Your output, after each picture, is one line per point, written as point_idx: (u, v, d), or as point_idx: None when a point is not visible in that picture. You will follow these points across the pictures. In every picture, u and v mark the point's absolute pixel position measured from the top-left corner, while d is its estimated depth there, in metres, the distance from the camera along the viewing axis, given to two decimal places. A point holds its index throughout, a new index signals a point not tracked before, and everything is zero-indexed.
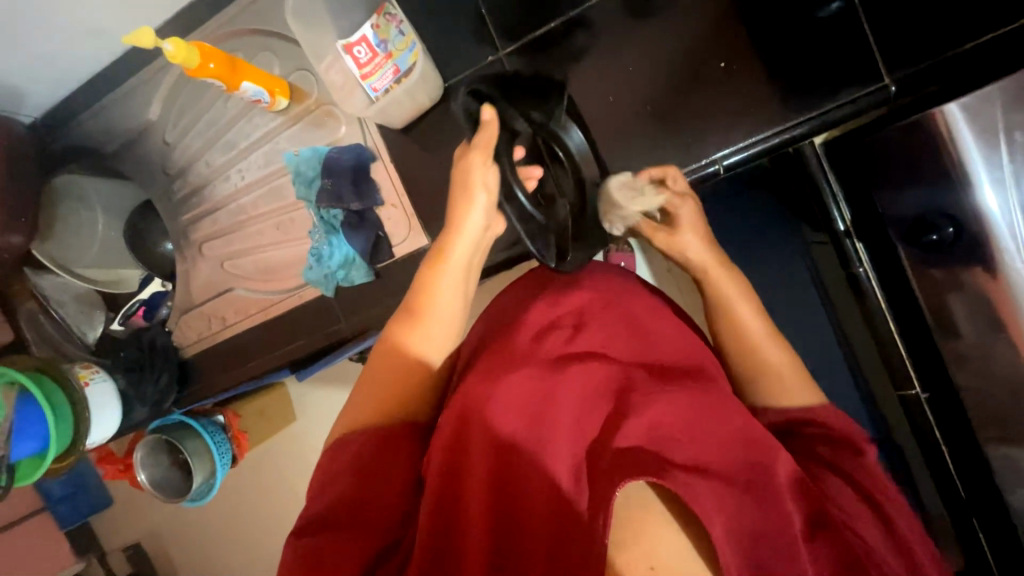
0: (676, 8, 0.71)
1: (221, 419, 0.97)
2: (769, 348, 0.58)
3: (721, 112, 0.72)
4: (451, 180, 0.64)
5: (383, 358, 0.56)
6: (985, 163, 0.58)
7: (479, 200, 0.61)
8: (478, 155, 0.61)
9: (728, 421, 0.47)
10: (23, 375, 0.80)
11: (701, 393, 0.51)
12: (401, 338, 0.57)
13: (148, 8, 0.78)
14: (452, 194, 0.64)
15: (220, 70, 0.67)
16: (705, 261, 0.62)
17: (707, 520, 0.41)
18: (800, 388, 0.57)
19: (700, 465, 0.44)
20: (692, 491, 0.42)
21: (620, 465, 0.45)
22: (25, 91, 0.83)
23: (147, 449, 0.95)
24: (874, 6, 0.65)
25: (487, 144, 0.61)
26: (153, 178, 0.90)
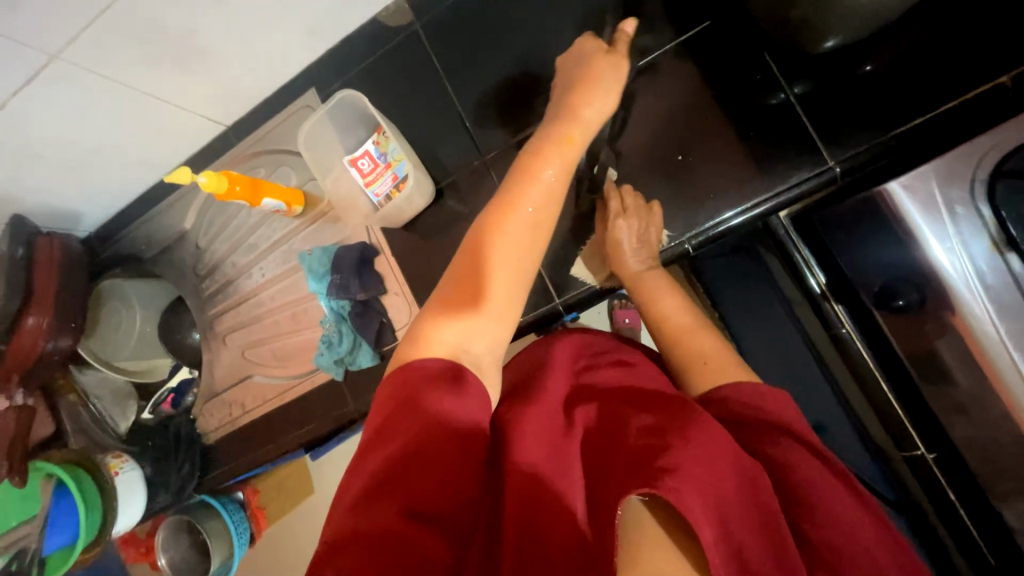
0: (641, 108, 0.80)
1: (240, 496, 1.02)
2: (701, 340, 0.63)
3: (688, 193, 0.78)
4: (575, 75, 0.65)
5: (437, 313, 0.51)
6: (933, 231, 0.61)
7: (604, 94, 0.63)
8: (610, 61, 0.64)
9: (722, 436, 0.45)
10: (62, 468, 0.87)
11: (693, 414, 0.47)
12: (460, 298, 0.52)
13: (189, 139, 0.91)
14: (570, 87, 0.64)
15: (245, 191, 0.78)
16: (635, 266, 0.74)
17: (697, 525, 0.37)
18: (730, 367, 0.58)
19: (694, 470, 0.40)
20: (685, 499, 0.38)
21: (620, 474, 0.42)
22: (84, 212, 0.97)
23: (169, 531, 0.98)
24: (810, 100, 0.73)
25: (624, 52, 0.66)
26: (185, 278, 1.01)
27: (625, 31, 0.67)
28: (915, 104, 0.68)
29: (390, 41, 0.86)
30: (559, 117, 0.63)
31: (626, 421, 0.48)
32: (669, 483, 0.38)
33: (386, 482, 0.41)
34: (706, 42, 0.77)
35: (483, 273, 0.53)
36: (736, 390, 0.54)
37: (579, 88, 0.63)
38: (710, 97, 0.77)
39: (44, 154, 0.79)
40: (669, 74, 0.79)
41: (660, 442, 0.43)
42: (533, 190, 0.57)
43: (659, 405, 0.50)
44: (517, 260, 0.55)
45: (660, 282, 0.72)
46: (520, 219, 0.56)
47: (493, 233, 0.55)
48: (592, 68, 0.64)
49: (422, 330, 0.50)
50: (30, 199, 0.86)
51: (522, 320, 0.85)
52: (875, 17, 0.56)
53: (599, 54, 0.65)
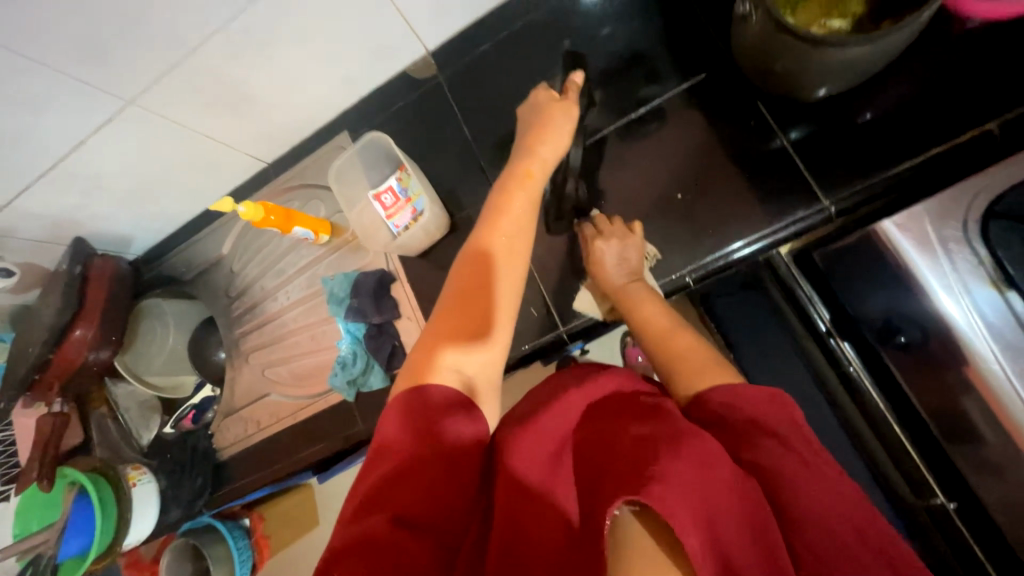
0: (643, 149, 0.86)
1: (246, 523, 1.09)
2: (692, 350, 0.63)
3: (692, 228, 0.81)
4: (531, 119, 0.75)
5: (428, 344, 0.55)
6: (931, 269, 0.62)
7: (563, 130, 0.72)
8: (559, 103, 0.73)
9: (714, 449, 0.44)
10: (85, 475, 0.92)
11: (691, 431, 0.46)
12: (450, 328, 0.55)
13: (234, 174, 1.01)
14: (531, 127, 0.73)
15: (278, 220, 0.85)
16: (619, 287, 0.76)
17: (682, 534, 0.36)
18: (718, 371, 0.58)
19: (682, 478, 0.39)
20: (671, 506, 0.37)
21: (610, 482, 0.41)
22: (134, 238, 1.07)
23: (173, 554, 1.02)
24: (805, 146, 0.76)
25: (575, 95, 0.75)
26: (217, 299, 1.08)
27: (575, 81, 0.77)
28: (906, 149, 0.71)
29: (417, 90, 0.95)
30: (520, 155, 0.71)
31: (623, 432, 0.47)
32: (654, 489, 0.38)
33: (379, 495, 0.44)
34: (705, 91, 0.83)
35: (468, 296, 0.58)
36: (728, 391, 0.54)
37: (536, 129, 0.72)
38: (709, 141, 0.82)
39: (109, 185, 0.89)
40: (668, 122, 0.85)
41: (653, 449, 0.42)
42: (503, 219, 0.64)
43: (658, 419, 0.49)
44: (506, 279, 0.60)
45: (643, 289, 0.75)
46: (498, 245, 0.62)
47: (472, 262, 0.61)
48: (547, 114, 0.73)
49: (418, 358, 0.54)
50: (91, 224, 0.96)
51: (529, 347, 0.88)
52: (858, 67, 0.61)
53: (551, 102, 0.74)
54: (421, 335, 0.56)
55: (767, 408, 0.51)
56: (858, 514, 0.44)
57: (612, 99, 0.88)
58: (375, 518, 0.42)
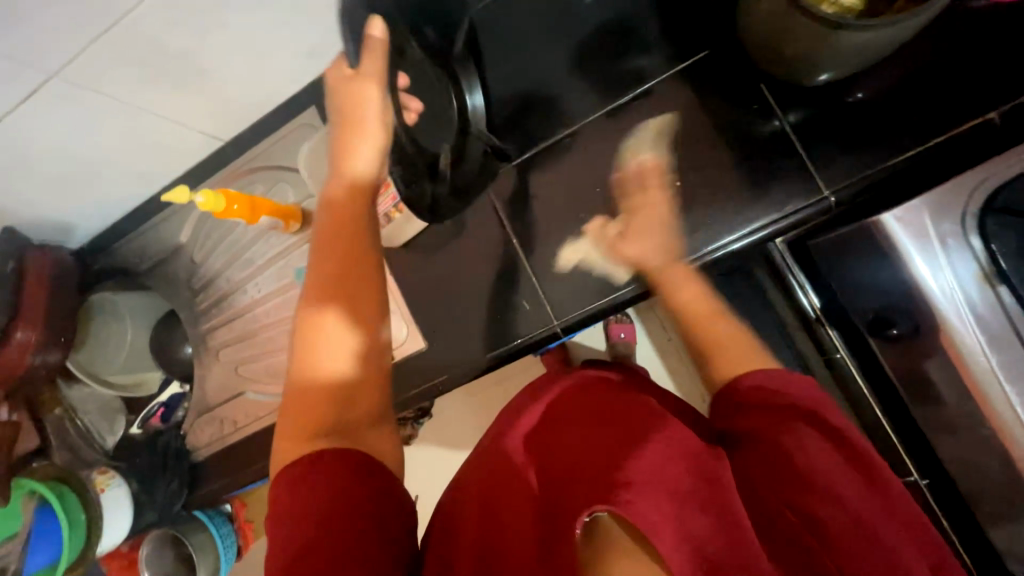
0: (637, 129, 0.81)
1: (227, 510, 1.11)
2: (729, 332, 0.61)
3: (691, 213, 0.77)
4: (337, 115, 0.64)
5: (297, 394, 0.50)
6: (927, 264, 0.62)
7: (372, 129, 0.62)
8: (370, 83, 0.63)
9: (665, 441, 0.47)
10: (45, 486, 0.87)
11: (643, 428, 0.49)
12: (309, 371, 0.51)
13: (186, 154, 0.90)
14: (342, 127, 0.63)
15: (242, 209, 0.77)
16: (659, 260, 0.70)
17: (654, 533, 0.38)
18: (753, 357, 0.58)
19: (642, 479, 0.42)
20: (638, 509, 0.40)
21: (578, 495, 0.44)
22: (75, 225, 0.95)
23: (153, 544, 0.98)
24: (806, 131, 0.73)
25: (376, 67, 0.63)
26: (177, 292, 0.99)
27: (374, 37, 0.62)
28: (909, 135, 0.69)
29: None
30: (340, 162, 0.62)
31: (581, 443, 0.50)
32: (625, 496, 0.41)
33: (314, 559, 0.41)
34: (702, 68, 0.78)
35: (324, 326, 0.52)
36: (775, 378, 0.54)
37: (346, 132, 0.63)
38: (706, 122, 0.78)
39: (37, 170, 0.78)
40: (664, 101, 0.79)
41: (616, 457, 0.45)
42: (360, 228, 0.58)
43: (610, 421, 0.51)
44: (355, 296, 0.54)
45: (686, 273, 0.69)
46: (347, 258, 0.55)
47: (327, 283, 0.54)
48: (356, 106, 0.62)
49: (289, 418, 0.50)
50: (21, 212, 0.85)
51: (519, 343, 0.82)
52: (869, 52, 0.57)
53: (348, 84, 0.63)
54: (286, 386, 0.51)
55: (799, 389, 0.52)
56: (836, 462, 0.47)
57: (604, 75, 0.82)
58: None
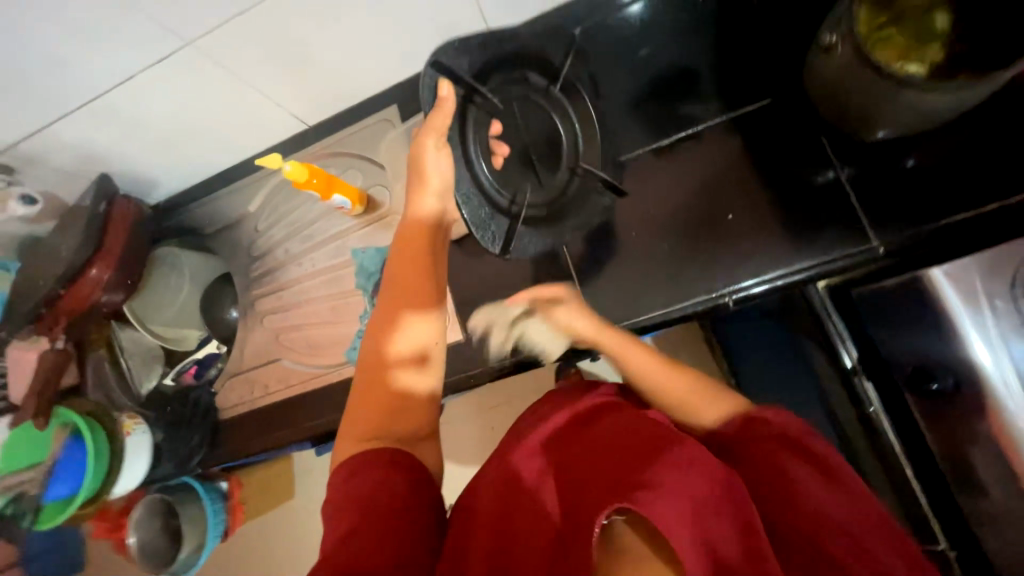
0: (694, 164, 0.85)
1: (224, 487, 1.15)
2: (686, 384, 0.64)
3: (737, 249, 0.80)
4: (408, 163, 0.72)
5: (367, 394, 0.57)
6: (974, 323, 0.63)
7: (436, 180, 0.70)
8: (432, 137, 0.71)
9: (691, 448, 0.47)
10: (81, 417, 0.91)
11: (669, 434, 0.50)
12: (382, 373, 0.58)
13: (272, 133, 0.99)
14: (408, 176, 0.71)
15: (319, 184, 0.83)
16: (588, 333, 0.74)
17: (672, 535, 0.40)
18: (714, 404, 0.60)
19: (664, 481, 0.43)
20: (658, 509, 0.41)
21: (599, 492, 0.45)
22: (159, 182, 1.03)
23: (146, 509, 1.06)
24: (861, 184, 0.76)
25: (443, 121, 0.70)
26: (238, 257, 1.06)
27: (444, 96, 0.70)
28: (962, 201, 0.71)
29: None
30: (410, 202, 0.70)
31: (606, 444, 0.51)
32: (642, 496, 0.42)
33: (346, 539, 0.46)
34: (760, 117, 0.83)
35: (397, 328, 0.60)
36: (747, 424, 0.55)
37: (416, 179, 0.70)
38: (762, 165, 0.82)
39: (146, 126, 0.86)
40: (722, 141, 0.84)
41: (637, 459, 0.46)
42: (423, 259, 0.64)
43: (637, 425, 0.53)
44: (419, 303, 0.62)
45: (622, 335, 0.73)
46: (411, 278, 0.63)
47: (396, 294, 0.62)
48: (422, 158, 0.70)
49: (359, 414, 0.56)
50: (121, 161, 0.93)
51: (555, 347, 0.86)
52: (932, 115, 0.61)
53: (427, 134, 0.70)
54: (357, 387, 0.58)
55: (775, 416, 0.53)
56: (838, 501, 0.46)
57: (667, 111, 0.88)
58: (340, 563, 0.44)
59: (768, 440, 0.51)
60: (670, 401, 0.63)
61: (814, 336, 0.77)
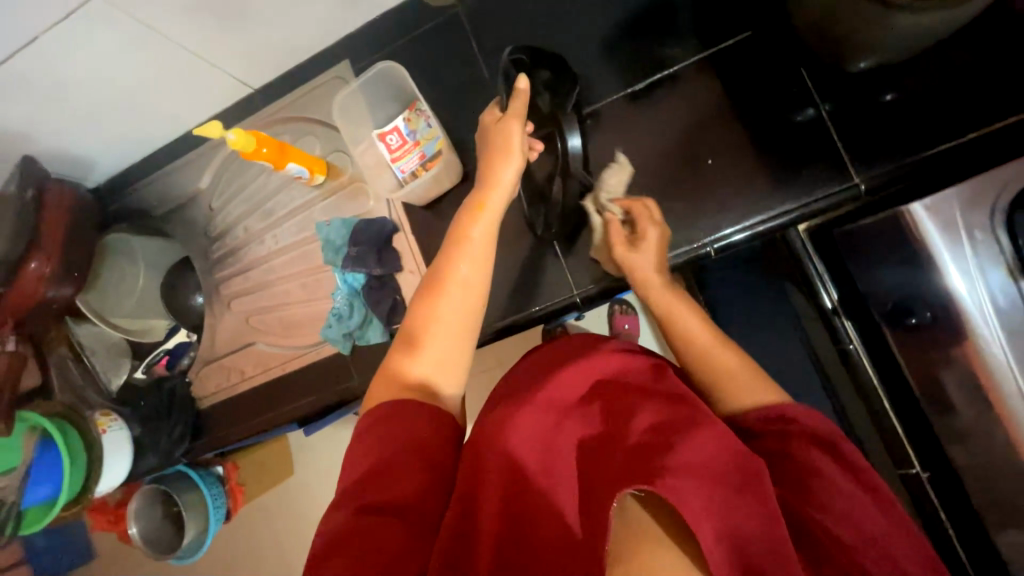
0: (671, 108, 0.81)
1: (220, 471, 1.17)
2: (715, 352, 0.60)
3: (717, 196, 0.78)
4: (486, 142, 0.69)
5: (387, 381, 0.55)
6: (952, 257, 0.63)
7: (513, 159, 0.66)
8: (514, 122, 0.67)
9: (722, 434, 0.46)
10: (48, 420, 0.86)
11: (701, 416, 0.49)
12: (403, 361, 0.56)
13: (215, 98, 0.90)
14: (486, 153, 0.69)
15: (271, 153, 0.76)
16: (649, 281, 0.69)
17: (695, 523, 0.39)
18: (750, 383, 0.56)
19: (693, 466, 0.42)
20: (682, 496, 0.40)
21: (623, 468, 0.44)
22: (96, 161, 0.95)
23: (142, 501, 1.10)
24: (842, 119, 0.73)
25: (520, 109, 0.68)
26: (195, 239, 0.99)
27: (520, 88, 0.69)
28: (944, 131, 0.69)
29: (429, 20, 0.86)
30: (479, 184, 0.67)
31: (631, 416, 0.50)
32: (669, 481, 0.40)
33: (363, 489, 0.45)
34: (738, 52, 0.78)
35: (429, 312, 0.58)
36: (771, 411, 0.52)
37: (491, 157, 0.67)
38: (740, 105, 0.78)
39: (64, 97, 0.77)
40: (700, 81, 0.79)
41: (666, 440, 0.45)
42: (465, 243, 0.62)
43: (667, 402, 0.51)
44: (462, 300, 0.59)
45: (675, 292, 0.68)
46: (447, 262, 0.61)
47: (426, 278, 0.61)
48: (494, 145, 0.68)
49: (382, 390, 0.54)
50: (45, 140, 0.84)
51: (537, 311, 0.85)
52: (918, 36, 0.57)
53: (491, 123, 0.70)
54: (381, 368, 0.57)
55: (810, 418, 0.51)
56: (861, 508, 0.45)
57: (641, 51, 0.82)
58: (363, 507, 0.44)
59: (792, 432, 0.50)
60: (691, 366, 0.61)
61: (795, 278, 0.78)
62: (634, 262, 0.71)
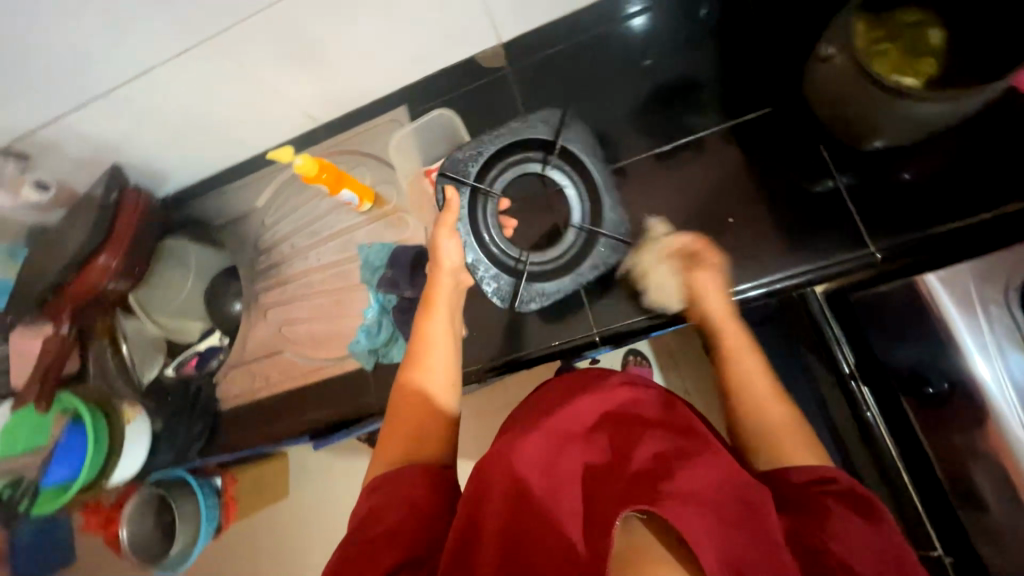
0: (696, 171, 0.87)
1: (218, 483, 1.06)
2: (779, 412, 0.60)
3: (735, 254, 0.82)
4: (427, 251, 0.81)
5: (405, 400, 0.62)
6: (969, 330, 0.64)
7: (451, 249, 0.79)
8: (444, 231, 0.79)
9: (721, 467, 0.48)
10: (80, 404, 0.92)
11: (704, 448, 0.51)
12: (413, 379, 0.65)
13: (284, 128, 1.01)
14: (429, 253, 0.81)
15: (329, 179, 0.85)
16: (718, 311, 0.73)
17: (697, 543, 0.40)
18: (805, 454, 0.56)
19: (693, 492, 0.45)
20: (684, 519, 0.41)
21: (629, 492, 0.46)
22: (170, 175, 1.05)
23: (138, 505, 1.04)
24: (859, 194, 0.78)
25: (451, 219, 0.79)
26: (245, 250, 1.07)
27: (451, 200, 0.80)
28: (956, 211, 0.73)
29: (482, 78, 0.97)
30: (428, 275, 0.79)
31: (633, 446, 0.52)
32: (668, 504, 0.43)
33: (379, 517, 0.50)
34: (762, 124, 0.85)
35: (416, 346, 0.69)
36: (810, 472, 0.52)
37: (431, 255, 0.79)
38: (762, 172, 0.83)
39: (160, 118, 0.88)
40: (724, 148, 0.86)
41: (665, 469, 0.48)
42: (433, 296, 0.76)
43: (672, 434, 0.54)
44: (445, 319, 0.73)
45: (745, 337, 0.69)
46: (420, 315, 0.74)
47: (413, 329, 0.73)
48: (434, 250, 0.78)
49: (396, 419, 0.61)
50: (133, 153, 0.95)
51: (557, 344, 0.88)
52: (930, 123, 0.63)
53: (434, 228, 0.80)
54: (394, 399, 0.64)
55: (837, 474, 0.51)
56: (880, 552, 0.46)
57: (671, 117, 0.90)
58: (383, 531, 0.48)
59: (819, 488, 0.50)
60: (753, 419, 0.61)
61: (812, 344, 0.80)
62: (704, 290, 0.75)
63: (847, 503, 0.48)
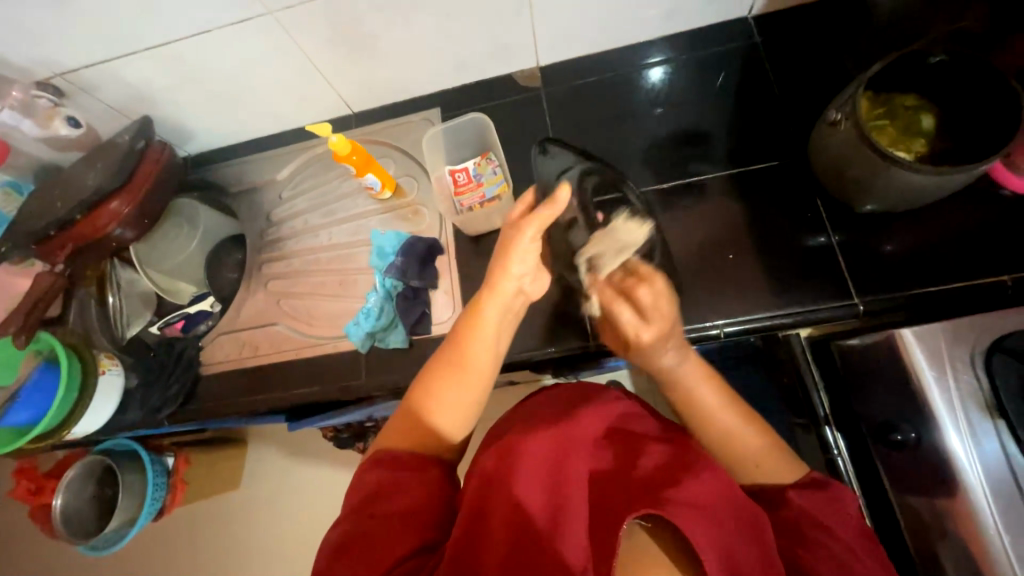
0: (704, 207, 0.92)
1: (168, 463, 1.21)
2: (753, 439, 0.62)
3: (732, 288, 0.86)
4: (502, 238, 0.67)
5: (405, 424, 0.61)
6: (937, 383, 0.69)
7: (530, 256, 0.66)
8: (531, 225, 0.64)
9: (725, 481, 0.51)
10: (62, 346, 0.90)
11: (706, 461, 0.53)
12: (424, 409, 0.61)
13: (319, 109, 1.04)
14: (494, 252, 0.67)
15: (358, 161, 0.88)
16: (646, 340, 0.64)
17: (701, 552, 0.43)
18: (779, 468, 0.61)
19: (697, 500, 0.47)
20: (691, 525, 0.44)
21: (633, 497, 0.48)
22: (195, 135, 1.07)
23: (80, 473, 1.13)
24: (849, 250, 0.84)
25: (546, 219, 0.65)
26: (255, 219, 1.08)
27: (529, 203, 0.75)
28: (933, 276, 0.80)
29: (515, 93, 1.03)
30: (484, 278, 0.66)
31: (636, 458, 0.54)
32: (674, 508, 0.45)
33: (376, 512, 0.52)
34: (767, 174, 0.92)
35: (442, 380, 0.62)
36: (804, 498, 0.57)
37: (496, 258, 0.66)
38: (763, 217, 0.89)
39: (205, 79, 0.91)
40: (731, 190, 0.92)
41: (669, 478, 0.50)
42: (482, 312, 0.64)
43: (675, 447, 0.56)
44: (481, 356, 0.63)
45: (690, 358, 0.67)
46: (460, 338, 0.64)
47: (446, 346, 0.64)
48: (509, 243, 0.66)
49: (394, 440, 0.60)
50: (166, 107, 0.97)
51: (551, 352, 0.86)
52: (922, 192, 0.70)
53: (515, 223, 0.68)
54: (398, 417, 0.62)
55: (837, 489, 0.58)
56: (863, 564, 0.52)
57: (685, 155, 0.96)
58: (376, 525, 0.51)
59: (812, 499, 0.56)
60: (729, 448, 0.62)
61: (794, 404, 0.88)
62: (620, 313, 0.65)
63: (813, 497, 0.57)
